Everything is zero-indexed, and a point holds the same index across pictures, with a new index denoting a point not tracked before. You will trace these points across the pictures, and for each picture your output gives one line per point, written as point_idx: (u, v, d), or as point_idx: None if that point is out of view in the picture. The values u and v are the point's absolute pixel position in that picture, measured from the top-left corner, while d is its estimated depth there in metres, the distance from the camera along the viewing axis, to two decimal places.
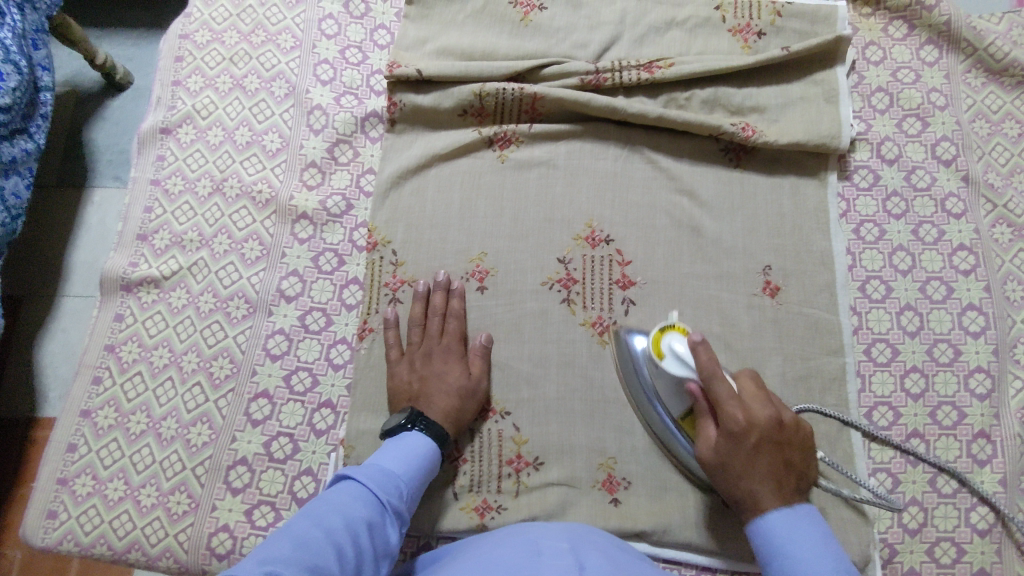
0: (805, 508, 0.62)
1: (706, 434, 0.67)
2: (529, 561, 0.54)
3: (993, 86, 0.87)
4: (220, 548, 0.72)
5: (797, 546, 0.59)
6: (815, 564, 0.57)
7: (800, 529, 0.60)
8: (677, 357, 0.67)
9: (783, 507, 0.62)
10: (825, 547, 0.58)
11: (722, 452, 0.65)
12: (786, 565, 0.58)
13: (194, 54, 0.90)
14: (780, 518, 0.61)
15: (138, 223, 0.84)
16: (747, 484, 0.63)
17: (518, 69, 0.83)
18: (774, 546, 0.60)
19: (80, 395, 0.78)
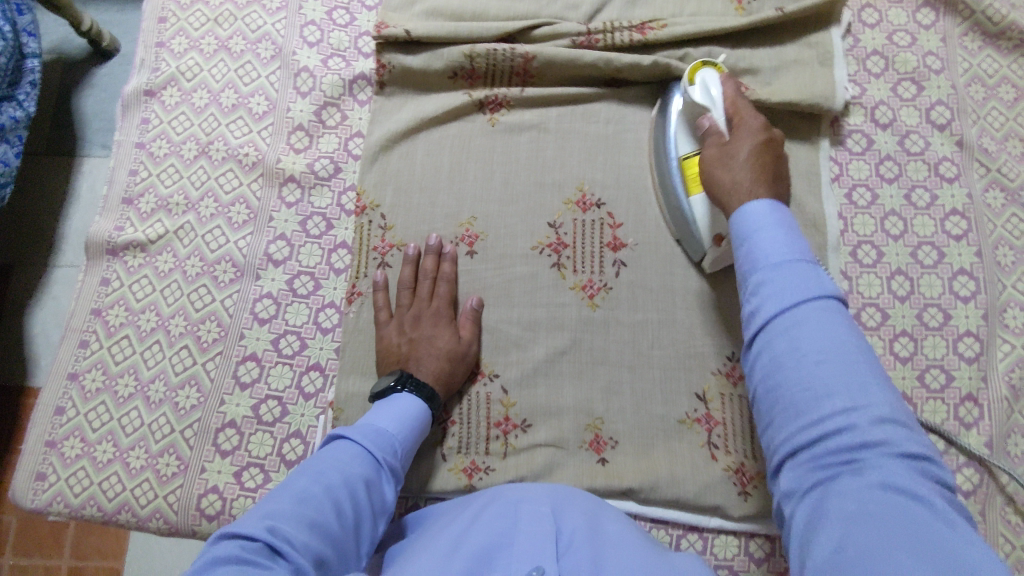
0: (779, 206, 0.59)
1: (716, 134, 0.69)
2: (508, 529, 0.54)
3: (990, 49, 0.86)
4: (209, 509, 0.72)
5: (775, 249, 0.55)
6: (781, 260, 0.54)
7: (782, 243, 0.55)
8: (706, 91, 0.72)
9: (766, 202, 0.59)
10: (793, 240, 0.56)
11: (714, 149, 0.68)
12: (756, 249, 0.56)
13: (178, 15, 0.89)
14: (759, 209, 0.58)
15: (123, 187, 0.83)
16: (739, 146, 0.66)
17: (508, 30, 0.81)
18: (757, 265, 0.55)
19: (67, 358, 0.78)
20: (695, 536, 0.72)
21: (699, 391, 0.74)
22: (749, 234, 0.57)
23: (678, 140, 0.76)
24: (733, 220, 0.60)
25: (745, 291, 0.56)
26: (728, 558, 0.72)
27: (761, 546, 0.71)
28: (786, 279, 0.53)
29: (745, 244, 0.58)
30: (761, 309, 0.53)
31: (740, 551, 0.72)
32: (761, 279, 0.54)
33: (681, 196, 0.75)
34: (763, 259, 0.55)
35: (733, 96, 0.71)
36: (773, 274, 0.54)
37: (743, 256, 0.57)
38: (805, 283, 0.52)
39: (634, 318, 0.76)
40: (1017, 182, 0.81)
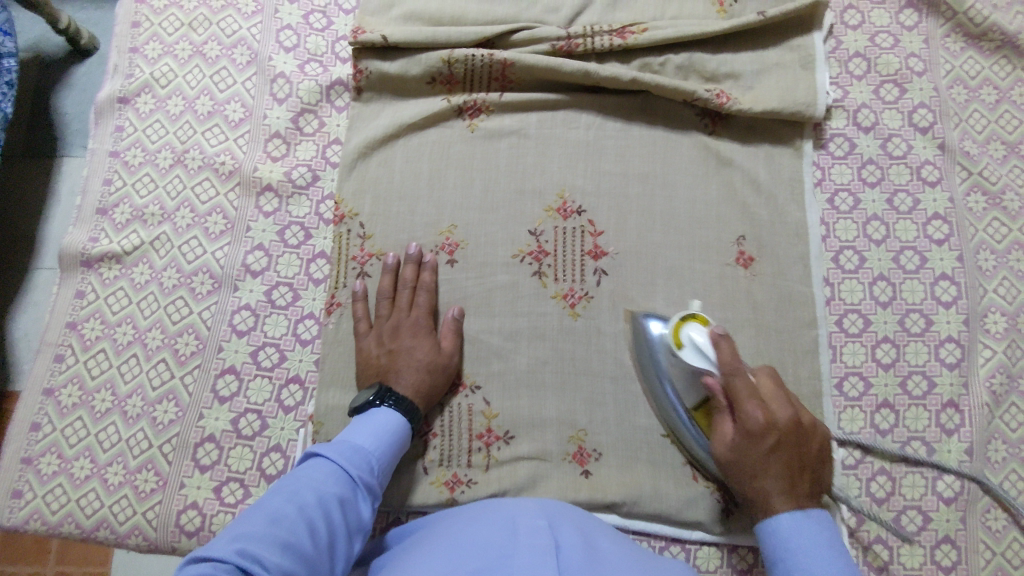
0: (817, 511, 0.61)
1: (723, 431, 0.67)
2: (506, 544, 0.51)
3: (972, 50, 0.85)
4: (189, 525, 0.72)
5: (817, 566, 0.57)
6: (806, 540, 0.59)
7: (820, 557, 0.57)
8: (698, 351, 0.66)
9: (795, 509, 0.61)
10: (829, 546, 0.58)
11: (735, 450, 0.65)
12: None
13: (152, 20, 0.87)
14: (788, 518, 0.61)
15: (97, 197, 0.82)
16: (761, 479, 0.63)
17: (487, 35, 0.80)
18: (786, 563, 0.59)
19: (42, 373, 0.77)
20: (677, 548, 0.72)
21: None
22: (775, 530, 0.61)
23: (681, 392, 0.70)
24: (759, 528, 0.63)
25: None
26: (711, 569, 0.72)
27: (743, 556, 0.72)
28: (810, 568, 0.57)
29: (768, 536, 0.61)
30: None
31: (722, 561, 0.72)
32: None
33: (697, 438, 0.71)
34: (786, 544, 0.60)
35: (732, 359, 0.65)
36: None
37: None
38: (826, 560, 0.57)
39: (616, 327, 0.76)
40: (998, 185, 0.81)
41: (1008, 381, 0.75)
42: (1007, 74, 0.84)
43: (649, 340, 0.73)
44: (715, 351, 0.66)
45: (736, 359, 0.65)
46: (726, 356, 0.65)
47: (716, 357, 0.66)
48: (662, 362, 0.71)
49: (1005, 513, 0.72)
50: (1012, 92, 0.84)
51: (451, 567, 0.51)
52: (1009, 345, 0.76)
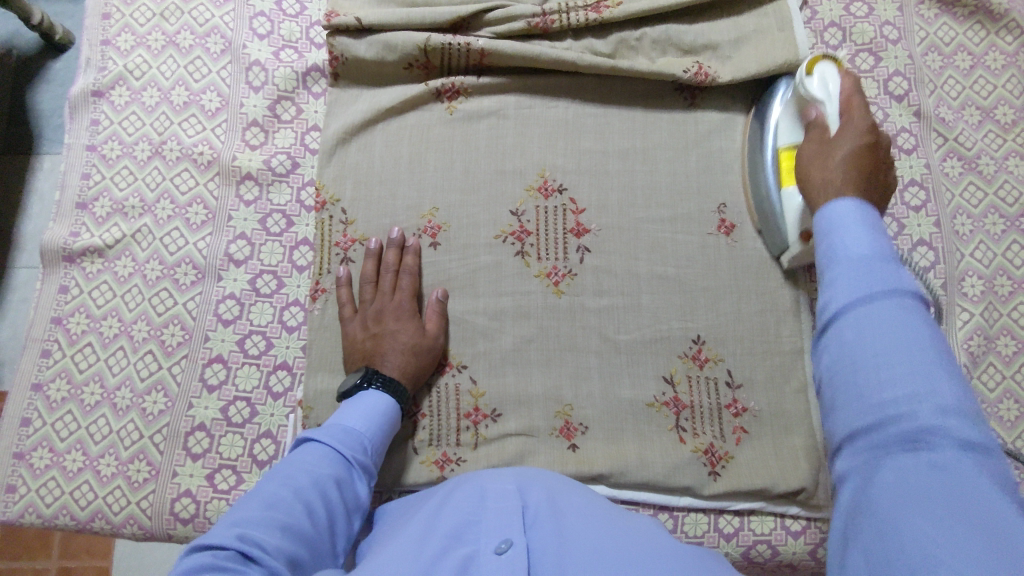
0: (870, 208, 0.46)
1: (824, 129, 0.64)
2: (474, 505, 0.55)
3: (946, 17, 0.86)
4: (183, 513, 0.72)
5: (857, 247, 0.44)
6: (863, 255, 0.43)
7: (860, 253, 0.43)
8: (823, 84, 0.68)
9: (854, 202, 0.47)
10: (882, 266, 0.42)
11: (812, 156, 0.61)
12: (828, 254, 0.45)
13: (123, 11, 0.87)
14: (843, 208, 0.46)
15: (76, 191, 0.82)
16: (819, 170, 0.59)
17: (461, 16, 0.79)
18: (834, 262, 0.44)
19: (29, 369, 0.77)
20: (665, 515, 0.74)
21: (667, 374, 0.75)
22: (858, 258, 0.43)
23: (785, 128, 0.74)
24: (817, 216, 0.48)
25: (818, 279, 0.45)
26: (699, 535, 0.73)
27: (730, 521, 0.73)
28: (880, 310, 0.40)
29: (839, 264, 0.43)
30: (830, 299, 0.43)
31: (710, 527, 0.73)
32: (829, 261, 0.44)
33: (772, 184, 0.74)
34: (853, 257, 0.43)
35: (848, 91, 0.65)
36: (841, 277, 0.43)
37: (825, 265, 0.44)
38: (886, 278, 0.41)
39: (600, 302, 0.77)
40: (973, 151, 0.82)
41: (985, 342, 0.77)
42: (981, 40, 0.85)
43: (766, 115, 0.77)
44: (835, 81, 0.67)
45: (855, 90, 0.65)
46: (848, 86, 0.65)
47: (835, 90, 0.67)
48: (774, 122, 0.76)
49: None
50: (986, 58, 0.84)
51: (426, 531, 0.54)
52: (986, 307, 0.78)
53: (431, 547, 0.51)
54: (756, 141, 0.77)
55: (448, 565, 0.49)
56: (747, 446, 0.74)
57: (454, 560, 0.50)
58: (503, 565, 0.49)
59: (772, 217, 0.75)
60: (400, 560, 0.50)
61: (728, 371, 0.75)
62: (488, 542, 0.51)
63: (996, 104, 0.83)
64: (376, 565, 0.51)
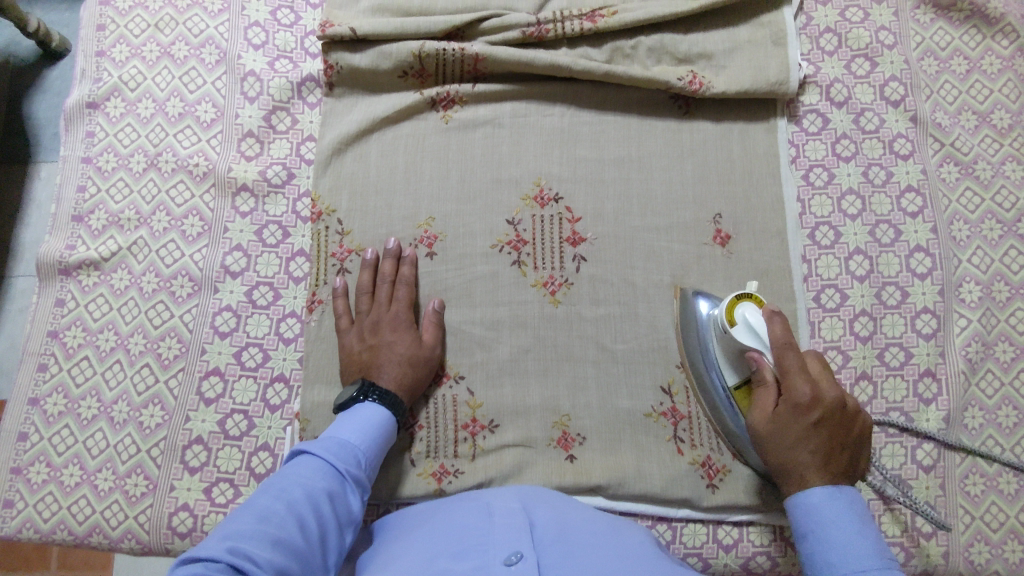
0: (851, 490, 0.61)
1: (764, 405, 0.66)
2: (481, 522, 0.55)
3: (942, 21, 0.86)
4: (181, 527, 0.72)
5: (847, 548, 0.57)
6: (860, 564, 0.56)
7: (849, 530, 0.58)
8: (751, 329, 0.67)
9: (827, 486, 0.61)
10: (885, 572, 0.54)
11: (774, 423, 0.65)
12: (820, 549, 0.59)
13: (117, 22, 0.86)
14: (820, 493, 0.61)
15: (72, 204, 0.81)
16: (795, 451, 0.63)
17: (456, 25, 0.79)
18: (831, 570, 0.57)
19: (26, 382, 0.77)
20: (663, 526, 0.73)
21: (665, 383, 0.75)
22: (853, 569, 0.56)
23: (723, 369, 0.71)
24: (790, 500, 0.63)
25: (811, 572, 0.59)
26: (697, 545, 0.73)
27: (728, 532, 0.73)
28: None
29: (839, 574, 0.56)
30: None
31: (708, 538, 0.73)
32: (829, 569, 0.57)
33: (733, 419, 0.71)
34: (848, 572, 0.56)
35: (784, 335, 0.66)
36: (842, 571, 0.56)
37: (812, 559, 0.59)
38: None
39: (597, 312, 0.76)
40: (970, 156, 0.82)
41: (983, 349, 0.76)
42: (977, 44, 0.85)
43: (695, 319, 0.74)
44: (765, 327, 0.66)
45: (788, 340, 0.66)
46: (779, 335, 0.66)
47: (767, 335, 0.66)
48: (710, 339, 0.72)
49: (981, 477, 0.73)
50: (982, 62, 0.84)
51: (434, 551, 0.53)
52: (984, 313, 0.77)
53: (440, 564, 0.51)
54: (689, 328, 0.74)
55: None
56: (745, 456, 0.73)
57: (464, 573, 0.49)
58: None
59: (732, 431, 0.72)
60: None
61: None
62: (496, 554, 0.50)
63: (993, 108, 0.83)
64: None
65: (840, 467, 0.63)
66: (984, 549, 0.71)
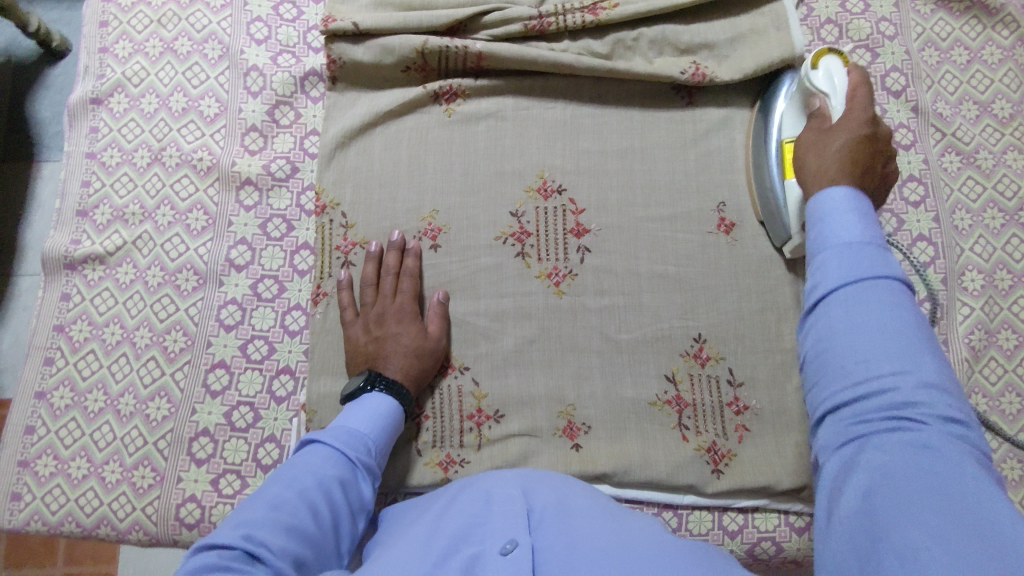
0: (865, 201, 0.55)
1: (824, 117, 0.68)
2: (479, 508, 0.56)
3: (942, 12, 0.86)
4: (188, 518, 0.72)
5: (846, 231, 0.52)
6: (854, 242, 0.52)
7: (850, 234, 0.52)
8: (829, 77, 0.69)
9: (847, 191, 0.55)
10: (873, 253, 0.51)
11: (812, 138, 0.66)
12: (824, 233, 0.54)
13: (120, 18, 0.87)
14: (840, 199, 0.55)
15: (76, 199, 0.82)
16: (824, 159, 0.62)
17: (458, 18, 0.80)
18: (824, 249, 0.53)
19: (32, 377, 0.77)
20: (669, 513, 0.74)
21: (669, 372, 0.75)
22: (844, 244, 0.52)
23: (789, 119, 0.76)
24: (808, 205, 0.58)
25: (808, 263, 0.54)
26: (703, 532, 0.73)
27: (734, 519, 0.73)
28: (864, 291, 0.49)
29: (829, 252, 0.52)
30: (820, 281, 0.52)
31: (714, 525, 0.73)
32: (823, 246, 0.53)
33: (775, 177, 0.75)
34: (841, 245, 0.52)
35: (859, 81, 0.67)
36: (834, 254, 0.52)
37: (815, 250, 0.53)
38: (873, 263, 0.50)
39: (601, 303, 0.77)
40: (971, 145, 0.82)
41: (986, 336, 0.77)
42: (977, 35, 0.85)
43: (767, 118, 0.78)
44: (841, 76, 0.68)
45: (860, 82, 0.67)
46: (856, 78, 0.67)
47: (842, 83, 0.68)
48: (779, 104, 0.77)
49: None
50: (982, 52, 0.85)
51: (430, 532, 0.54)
52: (987, 301, 0.78)
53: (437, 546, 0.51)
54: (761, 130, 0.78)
55: (454, 566, 0.49)
56: (750, 444, 0.74)
57: (461, 559, 0.49)
58: (509, 565, 0.49)
59: (773, 210, 0.75)
60: (405, 562, 0.50)
61: (729, 369, 0.75)
62: (493, 542, 0.51)
63: (994, 98, 0.83)
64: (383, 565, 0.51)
65: (871, 183, 0.61)
66: None
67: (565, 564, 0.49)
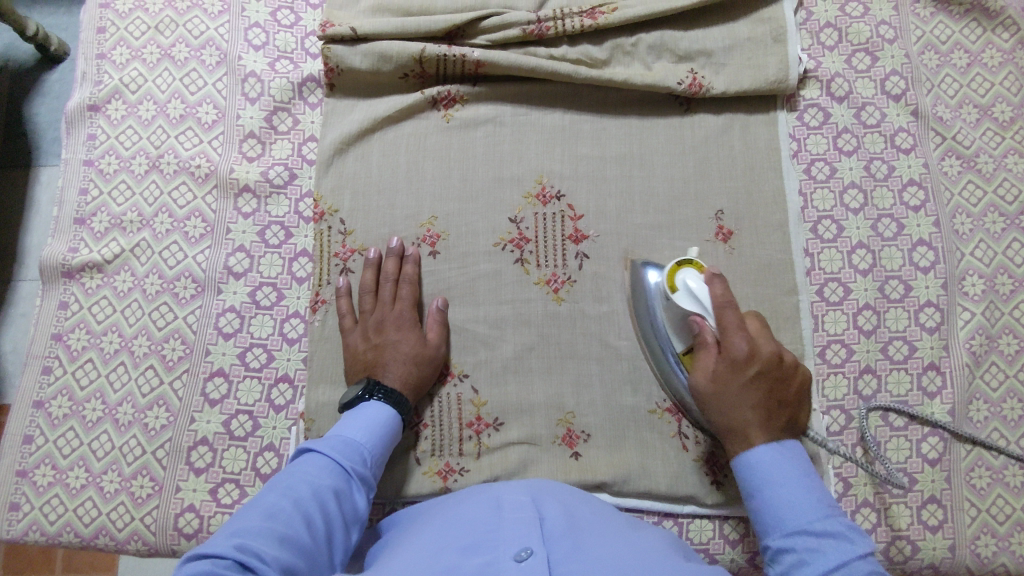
0: (792, 443, 0.63)
1: (704, 366, 0.67)
2: (490, 518, 0.55)
3: (942, 15, 0.86)
4: (188, 528, 0.72)
5: (792, 505, 0.59)
6: (800, 519, 0.57)
7: (797, 490, 0.59)
8: (689, 293, 0.68)
9: (773, 443, 0.63)
10: (829, 531, 0.56)
11: (717, 381, 0.66)
12: (768, 507, 0.60)
13: (118, 24, 0.86)
14: (766, 454, 0.62)
15: (74, 207, 0.81)
16: (741, 413, 0.64)
17: (456, 24, 0.79)
18: (776, 529, 0.59)
19: (31, 386, 0.77)
20: (669, 522, 0.73)
21: None
22: (795, 527, 0.57)
23: (672, 337, 0.71)
24: (736, 463, 0.64)
25: (765, 546, 0.60)
26: (703, 541, 0.73)
27: (735, 527, 0.73)
28: (815, 543, 0.56)
29: (779, 532, 0.58)
30: (784, 575, 0.57)
31: (715, 534, 0.73)
32: (772, 527, 0.59)
33: (676, 372, 0.71)
34: (791, 533, 0.57)
35: (723, 296, 0.66)
36: (780, 524, 0.59)
37: (760, 525, 0.60)
38: (835, 547, 0.55)
39: (600, 309, 0.77)
40: (972, 149, 0.82)
41: (987, 341, 0.76)
42: (978, 37, 0.85)
43: (645, 288, 0.74)
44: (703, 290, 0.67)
45: (725, 294, 0.67)
46: (718, 296, 0.66)
47: (705, 293, 0.67)
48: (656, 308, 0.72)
49: (987, 470, 0.73)
50: (983, 55, 0.84)
51: (441, 545, 0.53)
52: (987, 306, 0.77)
53: (448, 555, 0.51)
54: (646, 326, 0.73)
55: None
56: None
57: (473, 566, 0.49)
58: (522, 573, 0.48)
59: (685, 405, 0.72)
60: (416, 570, 0.50)
61: None
62: (506, 550, 0.50)
63: (994, 102, 0.83)
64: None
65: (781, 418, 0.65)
66: (991, 542, 0.71)
67: (570, 572, 0.49)
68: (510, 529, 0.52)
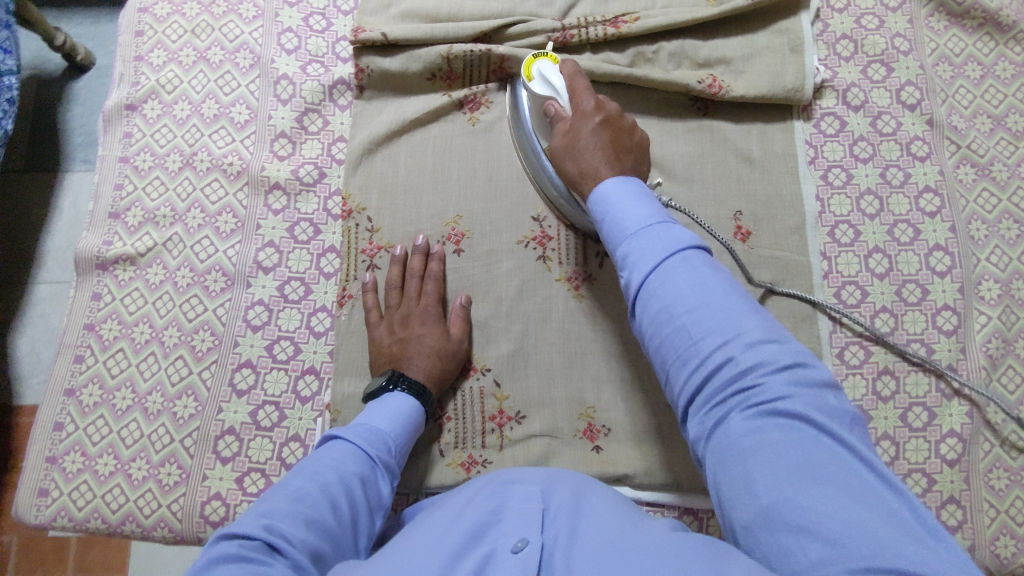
0: (632, 181, 0.62)
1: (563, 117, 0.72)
2: (496, 506, 0.55)
3: (956, 28, 0.88)
4: (213, 515, 0.73)
5: (635, 216, 0.57)
6: (641, 228, 0.56)
7: (638, 208, 0.58)
8: (548, 82, 0.74)
9: (616, 177, 0.61)
10: (658, 235, 0.55)
11: (570, 135, 0.70)
12: (612, 230, 0.59)
13: (156, 28, 0.89)
14: (612, 186, 0.61)
15: (109, 202, 0.84)
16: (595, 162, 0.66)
17: (483, 30, 0.82)
18: (623, 239, 0.57)
19: (63, 374, 0.79)
20: (689, 518, 0.74)
21: None
22: (637, 230, 0.56)
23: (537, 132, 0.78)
24: (591, 202, 0.62)
25: (618, 262, 0.58)
26: None
27: None
28: (682, 264, 0.53)
29: (626, 242, 0.57)
30: (631, 276, 0.55)
31: None
32: (616, 242, 0.58)
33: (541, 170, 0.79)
34: (632, 236, 0.56)
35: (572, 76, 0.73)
36: (631, 244, 0.56)
37: (615, 239, 0.58)
38: (662, 245, 0.55)
39: (620, 307, 0.78)
40: (986, 157, 0.83)
41: (1004, 345, 0.77)
42: (990, 50, 0.87)
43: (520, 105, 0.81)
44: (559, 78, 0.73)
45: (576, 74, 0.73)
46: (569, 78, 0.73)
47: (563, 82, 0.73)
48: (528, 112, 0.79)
49: (1006, 471, 0.74)
50: (995, 68, 0.86)
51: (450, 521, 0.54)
52: (1003, 311, 0.78)
53: (449, 541, 0.50)
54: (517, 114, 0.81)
55: (467, 564, 0.48)
56: None
57: (474, 555, 0.49)
58: (517, 564, 0.48)
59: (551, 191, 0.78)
60: (423, 547, 0.51)
61: None
62: (506, 541, 0.51)
63: (1008, 112, 0.85)
64: (397, 553, 0.51)
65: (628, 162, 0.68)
66: (1010, 543, 0.71)
67: (569, 564, 0.49)
68: (512, 517, 0.53)
